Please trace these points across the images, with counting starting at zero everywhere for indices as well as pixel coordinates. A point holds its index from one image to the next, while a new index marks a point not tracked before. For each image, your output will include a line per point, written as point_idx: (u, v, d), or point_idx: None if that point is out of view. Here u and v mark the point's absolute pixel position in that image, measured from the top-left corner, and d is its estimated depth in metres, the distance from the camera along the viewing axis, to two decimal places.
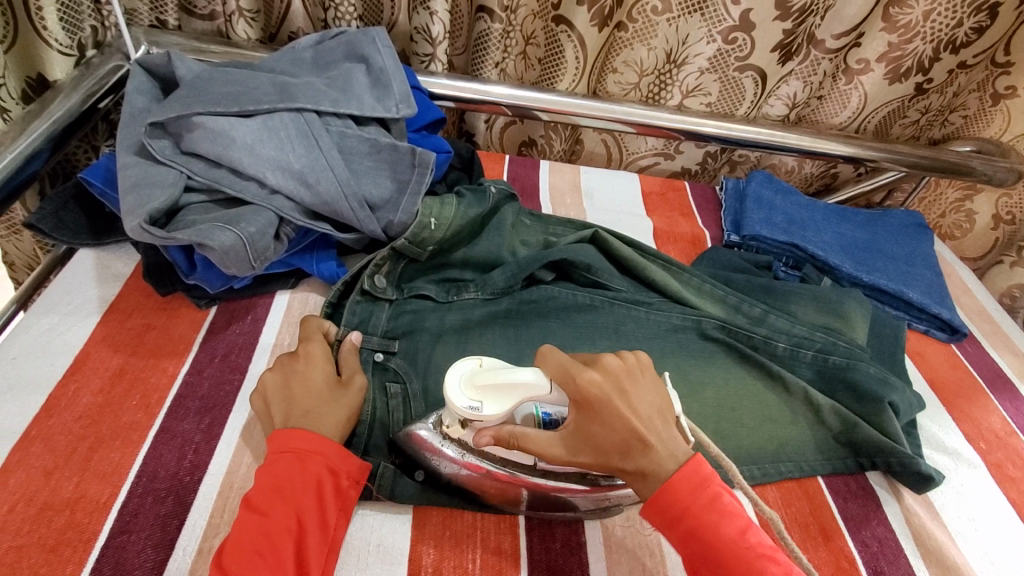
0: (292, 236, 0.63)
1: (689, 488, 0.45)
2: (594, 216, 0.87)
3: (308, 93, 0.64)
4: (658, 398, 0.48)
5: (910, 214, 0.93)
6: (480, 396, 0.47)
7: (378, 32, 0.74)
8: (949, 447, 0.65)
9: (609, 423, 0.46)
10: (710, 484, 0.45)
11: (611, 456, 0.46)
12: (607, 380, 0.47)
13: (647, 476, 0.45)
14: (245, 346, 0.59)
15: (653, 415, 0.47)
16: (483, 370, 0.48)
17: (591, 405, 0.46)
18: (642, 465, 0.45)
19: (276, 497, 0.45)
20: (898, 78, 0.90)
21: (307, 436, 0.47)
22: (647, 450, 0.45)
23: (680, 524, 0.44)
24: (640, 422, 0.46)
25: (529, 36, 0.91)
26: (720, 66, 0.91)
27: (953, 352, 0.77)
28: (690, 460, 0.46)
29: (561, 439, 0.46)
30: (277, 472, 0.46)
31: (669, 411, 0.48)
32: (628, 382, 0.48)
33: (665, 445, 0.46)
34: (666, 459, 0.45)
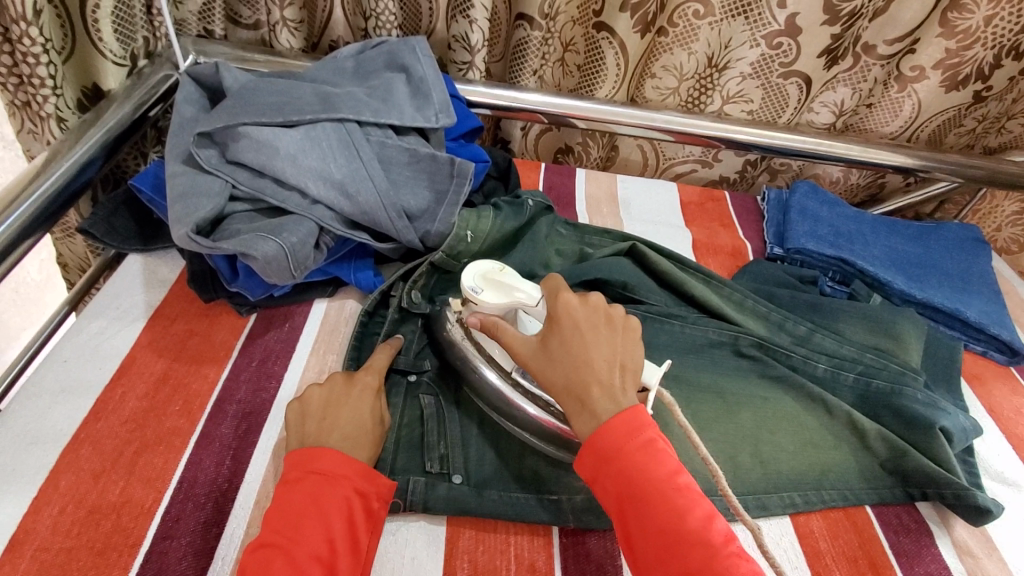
0: (332, 245, 0.63)
1: (622, 431, 0.43)
2: (631, 226, 0.85)
3: (349, 103, 0.65)
4: (630, 354, 0.48)
5: (965, 228, 0.88)
6: (483, 285, 0.55)
7: (419, 41, 0.75)
8: (1008, 478, 0.61)
9: (569, 346, 0.47)
10: (645, 429, 0.43)
11: (557, 373, 0.47)
12: (585, 312, 0.49)
13: (584, 407, 0.45)
14: (282, 353, 0.60)
15: (616, 361, 0.47)
16: (499, 272, 0.56)
17: (560, 323, 0.49)
18: (581, 394, 0.45)
19: (305, 517, 0.44)
20: (955, 85, 0.86)
21: (332, 457, 0.47)
22: (591, 384, 0.46)
23: (610, 467, 0.43)
24: (597, 360, 0.47)
25: (566, 42, 0.91)
26: (764, 72, 0.88)
27: (1012, 376, 0.73)
28: (631, 407, 0.44)
29: (524, 345, 0.50)
30: (308, 492, 0.45)
31: (634, 370, 0.48)
32: (603, 325, 0.49)
33: (611, 392, 0.45)
34: (606, 400, 0.45)
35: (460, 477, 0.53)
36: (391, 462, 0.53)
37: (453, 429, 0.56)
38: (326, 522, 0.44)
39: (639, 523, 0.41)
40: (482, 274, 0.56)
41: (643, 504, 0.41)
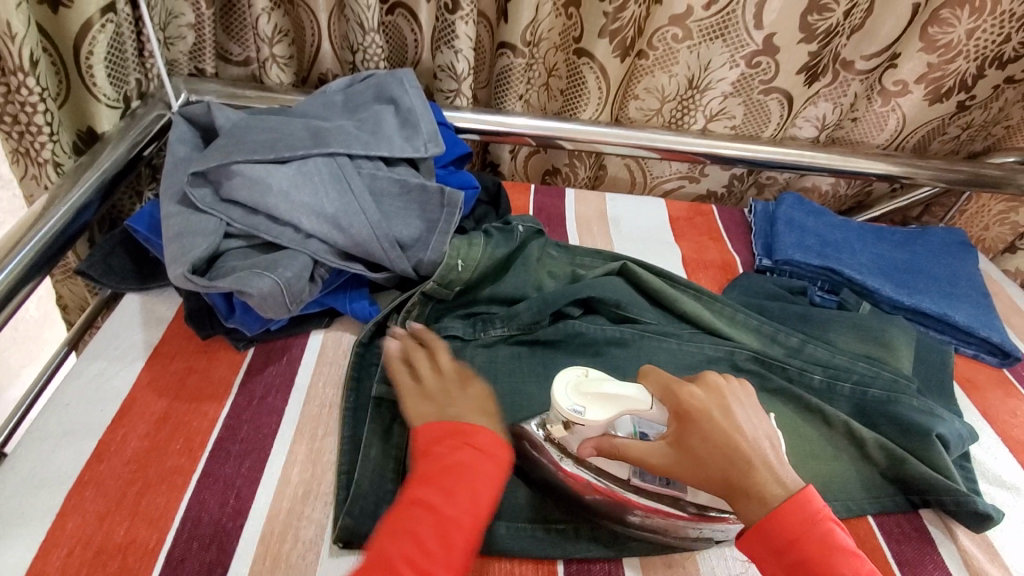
0: (326, 277, 0.64)
1: (798, 521, 0.45)
2: (621, 243, 0.87)
3: (339, 138, 0.67)
4: (763, 432, 0.51)
5: (951, 232, 0.89)
6: (585, 402, 0.49)
7: (405, 73, 0.77)
8: (1008, 481, 0.62)
9: (712, 439, 0.48)
10: (820, 519, 0.45)
11: (713, 471, 0.48)
12: (709, 397, 0.51)
13: (755, 498, 0.46)
14: (281, 388, 0.60)
15: (758, 442, 0.50)
16: (588, 379, 0.50)
17: (694, 415, 0.50)
18: (745, 484, 0.47)
19: (453, 483, 0.46)
20: (938, 98, 0.88)
21: (485, 434, 0.49)
22: (750, 471, 0.47)
23: (785, 556, 0.44)
24: (743, 440, 0.49)
25: (550, 68, 0.94)
26: (745, 90, 0.90)
27: (1005, 377, 0.74)
28: (802, 492, 0.46)
29: (661, 452, 0.49)
30: (464, 462, 0.48)
31: (774, 449, 0.50)
32: (729, 408, 0.51)
33: (771, 474, 0.47)
34: (773, 486, 0.47)
35: None
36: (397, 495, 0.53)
37: None
38: (471, 489, 0.46)
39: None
40: (575, 389, 0.50)
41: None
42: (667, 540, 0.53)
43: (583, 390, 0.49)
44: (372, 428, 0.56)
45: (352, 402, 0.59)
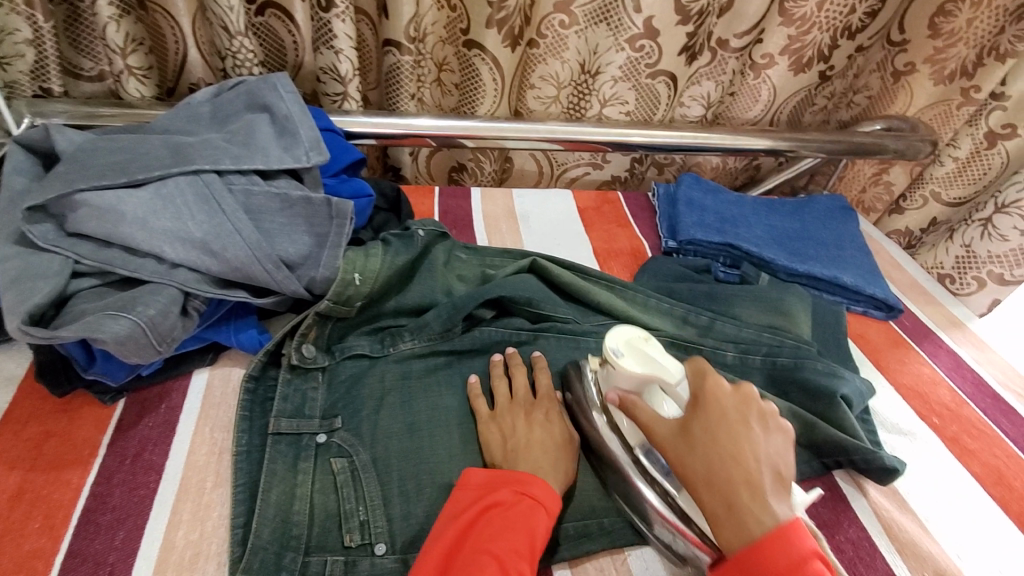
0: (203, 309, 0.57)
1: (779, 556, 0.39)
2: (531, 239, 0.85)
3: (205, 153, 0.60)
4: (785, 460, 0.45)
5: (833, 198, 0.95)
6: (624, 349, 0.54)
7: (279, 78, 0.71)
8: (904, 429, 0.66)
9: (715, 437, 0.45)
10: (805, 560, 0.38)
11: (699, 467, 0.44)
12: (733, 401, 0.47)
13: (732, 510, 0.42)
14: (160, 440, 0.53)
15: (769, 465, 0.44)
16: (643, 342, 0.54)
17: (707, 410, 0.46)
18: (727, 495, 0.42)
19: (511, 533, 0.45)
20: (801, 69, 0.93)
21: (542, 485, 0.48)
22: (738, 486, 0.42)
23: None
24: (749, 461, 0.43)
25: (441, 63, 0.91)
26: (633, 74, 0.91)
27: (892, 329, 0.80)
28: (791, 531, 0.40)
29: (666, 427, 0.47)
30: (523, 513, 0.46)
31: (790, 483, 0.44)
32: (755, 421, 0.46)
33: (764, 498, 0.42)
34: (760, 510, 0.41)
35: (384, 546, 0.48)
36: (305, 541, 0.48)
37: (371, 488, 0.51)
38: (526, 537, 0.45)
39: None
40: (624, 338, 0.55)
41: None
42: (597, 546, 0.52)
43: (631, 340, 0.54)
44: (270, 470, 0.50)
45: (245, 444, 0.52)
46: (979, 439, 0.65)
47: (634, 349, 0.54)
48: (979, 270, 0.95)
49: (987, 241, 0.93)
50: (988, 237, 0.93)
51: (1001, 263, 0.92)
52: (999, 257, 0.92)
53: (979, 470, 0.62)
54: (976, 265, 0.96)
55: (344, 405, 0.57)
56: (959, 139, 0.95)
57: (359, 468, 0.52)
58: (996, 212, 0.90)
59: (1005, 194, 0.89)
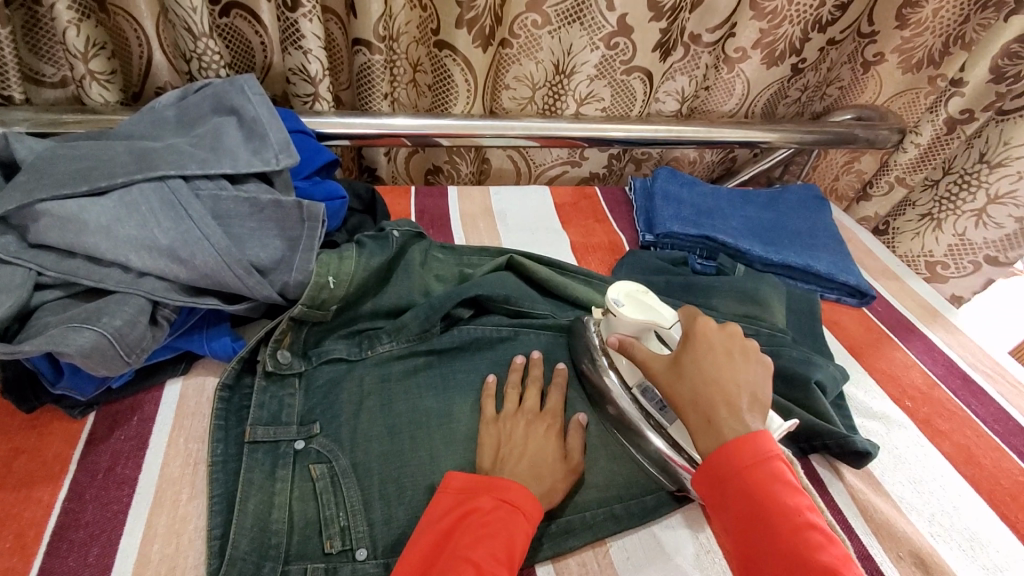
0: (174, 318, 0.56)
1: (746, 453, 0.42)
2: (509, 236, 0.85)
3: (170, 158, 0.58)
4: (762, 388, 0.48)
5: (806, 188, 0.97)
6: (624, 299, 0.56)
7: (246, 80, 0.69)
8: (878, 412, 0.67)
9: (701, 366, 0.48)
10: (765, 458, 0.42)
11: (686, 390, 0.48)
12: (717, 339, 0.50)
13: (711, 424, 0.45)
14: (132, 453, 0.52)
15: (748, 390, 0.47)
16: (641, 292, 0.57)
17: (695, 342, 0.50)
18: (707, 412, 0.46)
19: (488, 539, 0.44)
20: (774, 61, 0.94)
21: (519, 490, 0.48)
22: (717, 404, 0.46)
23: (728, 487, 0.42)
24: (729, 385, 0.47)
25: (414, 63, 0.90)
26: (608, 71, 0.91)
27: (865, 315, 0.81)
28: (756, 436, 0.43)
29: (658, 362, 0.51)
30: (501, 520, 0.46)
31: (766, 407, 0.48)
32: (738, 354, 0.50)
33: (739, 412, 0.45)
34: (733, 420, 0.45)
35: (366, 551, 0.48)
36: (284, 549, 0.47)
37: (352, 493, 0.51)
38: (503, 544, 0.44)
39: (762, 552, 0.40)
40: (625, 290, 0.57)
41: (759, 523, 0.40)
42: (580, 541, 0.52)
43: (630, 291, 0.56)
44: (247, 479, 0.50)
45: (220, 454, 0.51)
46: (950, 420, 0.67)
47: (634, 299, 0.56)
48: (977, 256, 0.99)
49: (981, 228, 0.96)
50: (981, 225, 0.96)
51: (998, 247, 0.97)
52: (994, 243, 0.97)
53: (950, 450, 0.64)
54: (972, 250, 1.00)
55: (322, 411, 0.56)
56: (923, 126, 0.96)
57: (338, 473, 0.52)
58: (988, 203, 0.94)
59: (996, 185, 0.92)
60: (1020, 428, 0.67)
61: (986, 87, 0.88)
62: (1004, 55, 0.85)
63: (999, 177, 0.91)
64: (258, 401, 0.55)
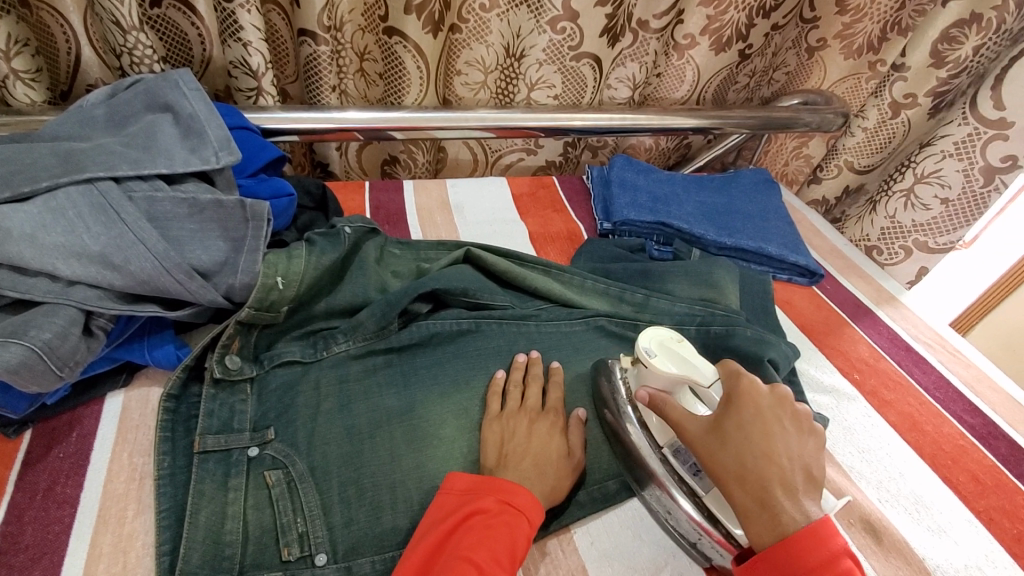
0: (110, 328, 0.53)
1: (811, 555, 0.39)
2: (466, 229, 0.84)
3: (98, 159, 0.55)
4: (815, 459, 0.45)
5: (757, 171, 0.99)
6: (655, 348, 0.54)
7: (181, 75, 0.66)
8: (829, 386, 0.69)
9: (749, 433, 0.45)
10: (835, 558, 0.38)
11: (730, 460, 0.44)
12: (767, 402, 0.47)
13: (763, 509, 0.42)
14: (73, 470, 0.50)
15: (801, 467, 0.44)
16: (673, 341, 0.54)
17: (742, 407, 0.46)
18: (760, 494, 0.42)
19: (491, 542, 0.44)
20: (723, 47, 0.95)
21: (524, 493, 0.48)
22: (771, 487, 0.42)
23: None
24: (783, 463, 0.43)
25: (362, 52, 0.87)
26: (557, 57, 0.90)
27: (814, 293, 0.84)
28: (819, 522, 0.40)
29: (698, 425, 0.48)
30: (504, 524, 0.46)
31: (819, 482, 0.44)
32: (787, 420, 0.46)
33: (796, 497, 0.42)
34: (793, 507, 0.41)
35: (325, 556, 0.47)
36: (238, 560, 0.46)
37: (310, 498, 0.50)
38: (506, 548, 0.44)
39: None
40: (656, 340, 0.54)
41: None
42: (545, 531, 0.52)
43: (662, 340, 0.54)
44: (198, 491, 0.48)
45: (167, 467, 0.49)
46: (895, 390, 0.70)
47: (667, 350, 0.53)
48: (906, 239, 1.02)
49: (908, 211, 1.00)
50: (910, 207, 1.00)
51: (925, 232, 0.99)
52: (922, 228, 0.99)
53: (895, 418, 0.67)
54: (902, 235, 1.03)
55: (276, 415, 0.55)
56: (869, 110, 0.99)
57: (295, 478, 0.50)
58: (916, 182, 0.97)
59: (923, 165, 0.95)
60: (959, 394, 0.71)
61: (926, 71, 0.91)
62: (942, 39, 0.87)
63: (926, 157, 0.95)
64: (206, 409, 0.53)
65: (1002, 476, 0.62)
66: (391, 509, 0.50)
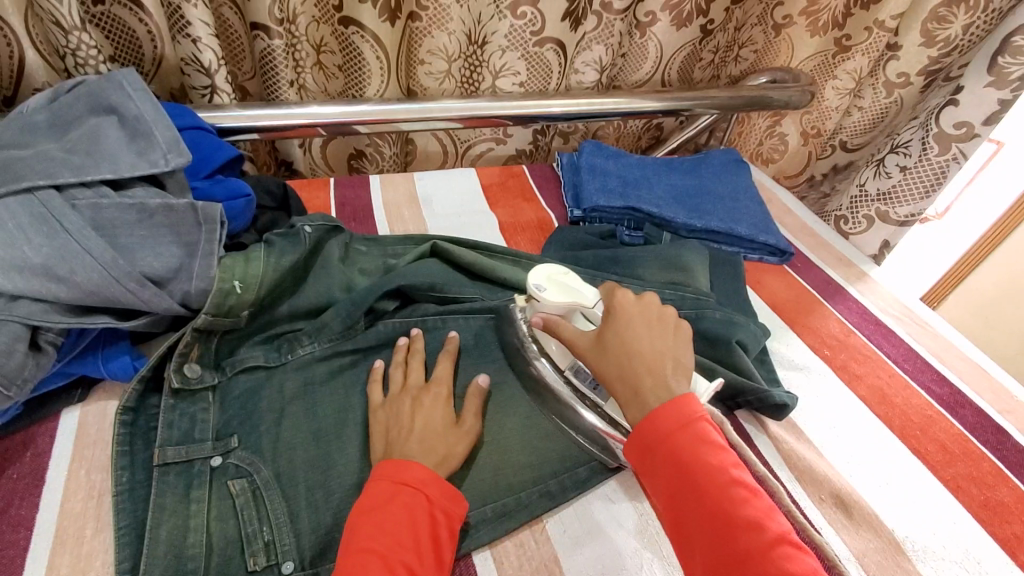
0: (62, 342, 0.51)
1: (669, 420, 0.43)
2: (435, 222, 0.83)
3: (38, 166, 0.53)
4: (682, 353, 0.50)
5: (727, 152, 0.98)
6: (547, 283, 0.55)
7: (125, 74, 0.63)
8: (800, 363, 0.70)
9: (625, 340, 0.49)
10: (693, 421, 0.43)
11: (613, 365, 0.48)
12: (637, 310, 0.51)
13: (638, 398, 0.46)
14: (28, 491, 0.48)
15: (670, 356, 0.49)
16: (563, 274, 0.56)
17: (615, 317, 0.51)
18: (634, 384, 0.46)
19: (391, 527, 0.44)
20: (683, 23, 0.94)
21: (416, 468, 0.47)
22: (642, 376, 0.47)
23: (660, 455, 0.43)
24: (654, 355, 0.48)
25: (318, 44, 0.85)
26: (519, 43, 0.89)
27: (786, 272, 0.84)
28: (677, 399, 0.44)
29: (582, 342, 0.51)
30: (404, 505, 0.45)
31: (687, 370, 0.49)
32: (659, 322, 0.51)
33: (664, 382, 0.46)
34: (659, 388, 0.46)
35: (292, 564, 0.46)
36: (203, 572, 0.45)
37: (276, 506, 0.49)
38: (405, 527, 0.44)
39: (687, 508, 0.41)
40: (546, 273, 0.56)
41: (688, 490, 0.41)
42: (516, 524, 0.52)
43: (554, 276, 0.55)
44: (158, 505, 0.47)
45: (126, 482, 0.48)
46: (865, 364, 0.71)
47: (561, 285, 0.55)
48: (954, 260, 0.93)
49: None
50: None
51: None
52: None
53: (866, 392, 0.67)
54: None
55: (239, 423, 0.53)
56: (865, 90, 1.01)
57: (261, 486, 0.50)
58: None
59: None
60: (927, 365, 0.72)
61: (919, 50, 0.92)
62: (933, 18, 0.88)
63: None
64: (164, 421, 0.52)
65: (969, 444, 0.63)
66: None
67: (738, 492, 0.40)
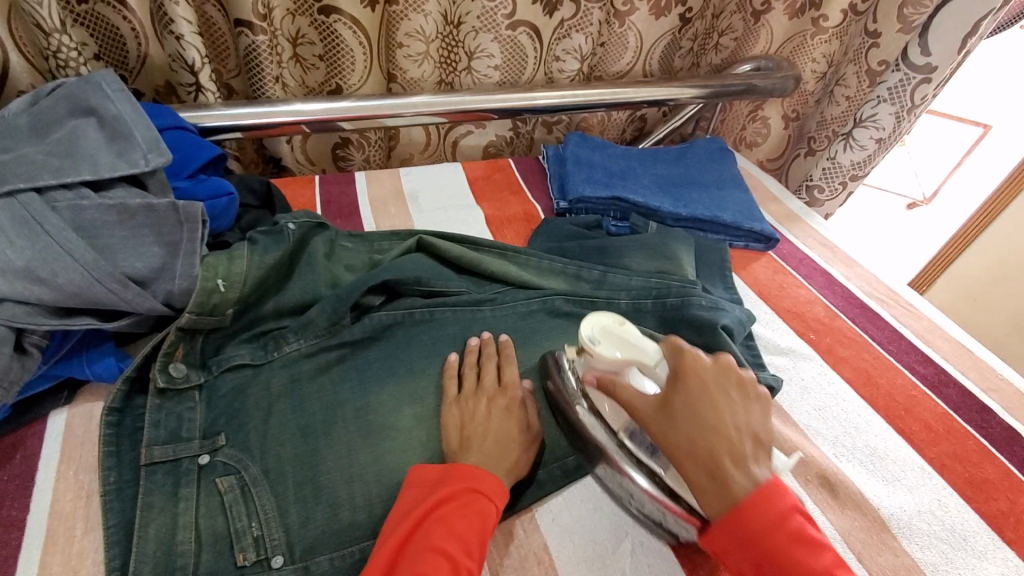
0: (46, 344, 0.51)
1: (760, 489, 0.41)
2: (422, 218, 0.83)
3: (18, 169, 0.53)
4: (761, 426, 0.45)
5: (712, 141, 0.99)
6: (600, 336, 0.52)
7: (104, 76, 0.63)
8: (785, 348, 0.70)
9: (699, 410, 0.44)
10: (778, 488, 0.41)
11: (686, 441, 0.44)
12: (710, 374, 0.46)
13: (717, 484, 0.42)
14: (16, 493, 0.48)
15: (749, 432, 0.44)
16: (619, 325, 0.53)
17: (687, 382, 0.46)
18: (712, 468, 0.42)
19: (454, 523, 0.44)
20: (661, 12, 0.95)
21: (480, 472, 0.48)
22: (723, 463, 0.42)
23: (751, 526, 0.40)
24: (736, 434, 0.44)
25: (295, 37, 0.84)
26: (490, 24, 0.88)
27: (771, 258, 0.85)
28: (765, 470, 0.42)
29: (645, 405, 0.47)
30: (465, 504, 0.46)
31: (767, 447, 0.45)
32: (735, 389, 0.46)
33: (746, 467, 0.42)
34: (743, 476, 0.42)
35: (282, 558, 0.47)
36: (193, 568, 0.45)
37: (265, 501, 0.49)
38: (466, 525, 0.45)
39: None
40: (600, 325, 0.53)
41: (781, 561, 0.39)
42: (506, 514, 0.52)
43: (609, 330, 0.52)
44: (146, 503, 0.47)
45: (114, 481, 0.48)
46: (850, 347, 0.71)
47: (616, 339, 0.51)
48: None
49: None
50: None
51: None
52: None
53: (851, 374, 0.68)
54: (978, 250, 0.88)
55: (226, 421, 0.54)
56: (848, 77, 1.01)
57: (249, 482, 0.50)
58: None
59: None
60: (911, 346, 0.72)
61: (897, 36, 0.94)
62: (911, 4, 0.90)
63: None
64: (151, 421, 0.52)
65: (953, 422, 0.64)
66: (348, 504, 0.50)
67: (830, 567, 0.39)
